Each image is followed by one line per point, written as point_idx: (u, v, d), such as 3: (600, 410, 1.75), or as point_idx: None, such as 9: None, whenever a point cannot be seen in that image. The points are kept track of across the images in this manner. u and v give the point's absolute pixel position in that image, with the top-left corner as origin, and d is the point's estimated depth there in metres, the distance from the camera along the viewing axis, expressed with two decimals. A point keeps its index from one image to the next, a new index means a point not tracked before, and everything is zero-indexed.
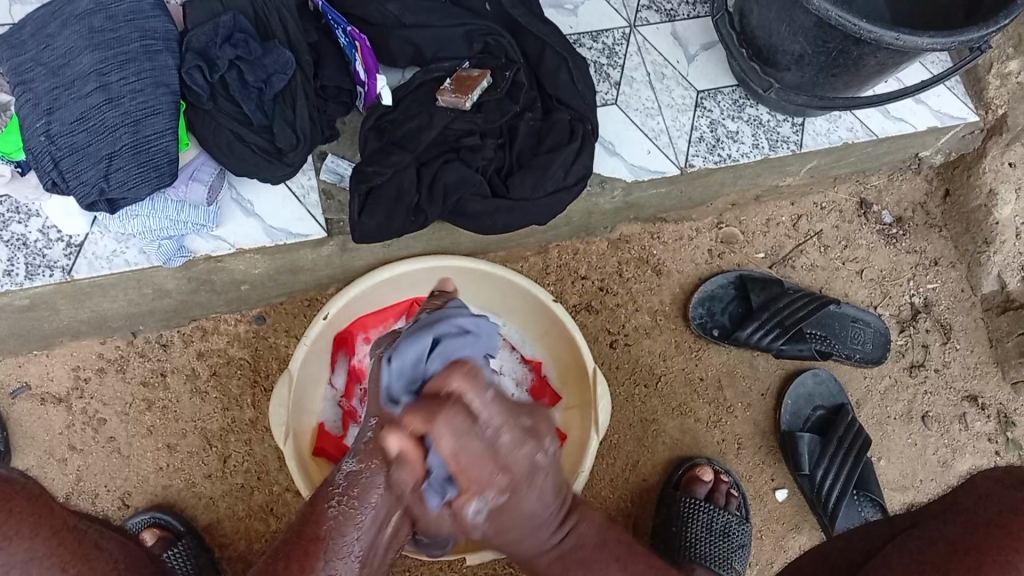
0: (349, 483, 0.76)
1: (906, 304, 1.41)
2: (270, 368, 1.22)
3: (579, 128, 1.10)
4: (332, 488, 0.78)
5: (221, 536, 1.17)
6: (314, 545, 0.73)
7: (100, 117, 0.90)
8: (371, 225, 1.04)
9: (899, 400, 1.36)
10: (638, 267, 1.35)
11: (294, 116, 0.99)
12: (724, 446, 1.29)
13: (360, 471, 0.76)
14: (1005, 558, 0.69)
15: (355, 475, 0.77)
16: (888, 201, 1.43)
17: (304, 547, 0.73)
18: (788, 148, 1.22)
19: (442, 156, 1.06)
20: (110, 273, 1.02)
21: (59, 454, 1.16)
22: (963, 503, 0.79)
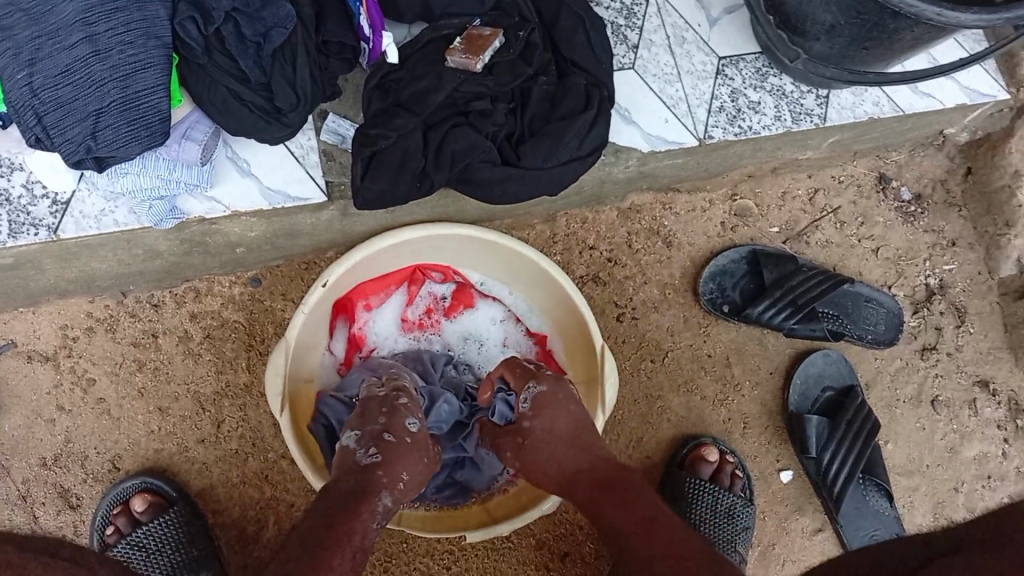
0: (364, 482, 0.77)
1: (921, 284, 1.37)
2: (266, 332, 1.18)
3: (595, 94, 1.04)
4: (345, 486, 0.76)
5: (215, 502, 1.14)
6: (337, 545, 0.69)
7: (86, 69, 0.84)
8: (374, 190, 0.99)
9: (909, 383, 1.33)
10: (648, 238, 1.31)
11: (294, 73, 0.93)
12: (730, 425, 1.26)
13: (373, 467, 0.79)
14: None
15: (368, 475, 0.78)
16: (908, 177, 1.38)
17: (328, 545, 0.68)
18: (811, 122, 1.16)
19: (450, 120, 1.00)
20: (98, 234, 0.97)
21: (47, 415, 1.13)
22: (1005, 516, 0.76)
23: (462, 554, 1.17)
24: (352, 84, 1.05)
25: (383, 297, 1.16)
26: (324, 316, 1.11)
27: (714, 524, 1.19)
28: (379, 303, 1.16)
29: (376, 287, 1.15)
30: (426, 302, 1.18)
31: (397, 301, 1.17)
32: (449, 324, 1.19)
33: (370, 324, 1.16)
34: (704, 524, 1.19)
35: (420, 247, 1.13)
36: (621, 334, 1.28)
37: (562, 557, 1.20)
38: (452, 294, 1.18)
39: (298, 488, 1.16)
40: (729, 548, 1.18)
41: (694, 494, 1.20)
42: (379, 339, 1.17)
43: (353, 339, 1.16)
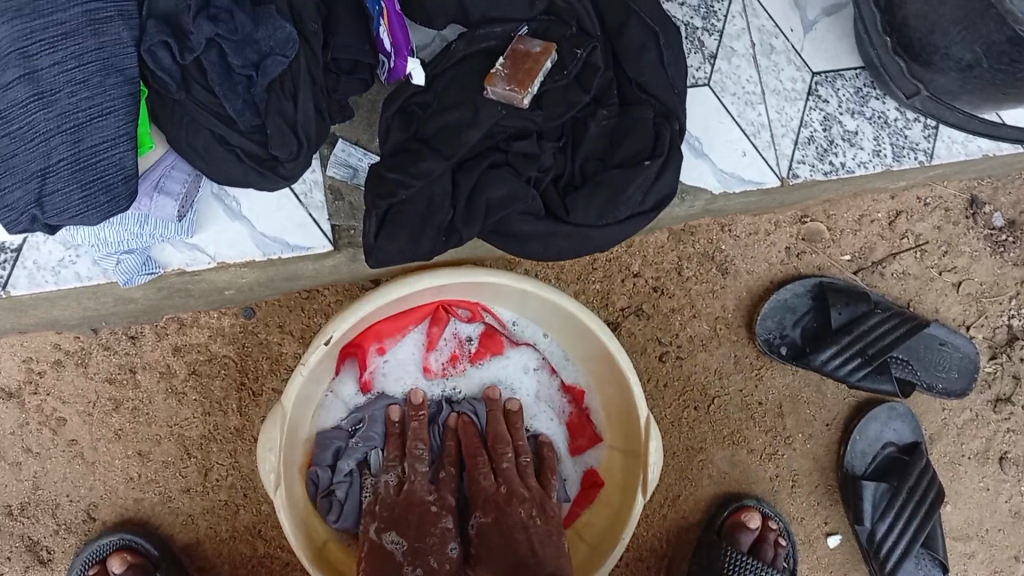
0: None
1: (1003, 325, 1.21)
2: (260, 368, 1.03)
3: (666, 131, 0.84)
4: None
5: (202, 559, 1.03)
6: None
7: (26, 117, 0.64)
8: (391, 250, 0.81)
9: (976, 437, 1.20)
10: (701, 264, 1.14)
11: (295, 111, 0.73)
12: (777, 483, 1.14)
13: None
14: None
15: None
16: (1002, 200, 1.20)
17: None
18: (914, 159, 0.97)
19: (488, 158, 0.82)
20: (56, 290, 0.80)
21: (12, 458, 1.00)
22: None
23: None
24: (366, 101, 0.86)
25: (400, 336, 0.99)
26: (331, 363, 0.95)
27: None
28: (395, 344, 0.99)
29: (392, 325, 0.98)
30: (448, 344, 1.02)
31: (416, 340, 1.01)
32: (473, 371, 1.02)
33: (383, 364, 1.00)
34: None
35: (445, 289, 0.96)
36: (663, 377, 1.13)
37: None
38: (479, 337, 1.02)
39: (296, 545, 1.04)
40: None
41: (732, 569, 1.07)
42: (391, 384, 1.00)
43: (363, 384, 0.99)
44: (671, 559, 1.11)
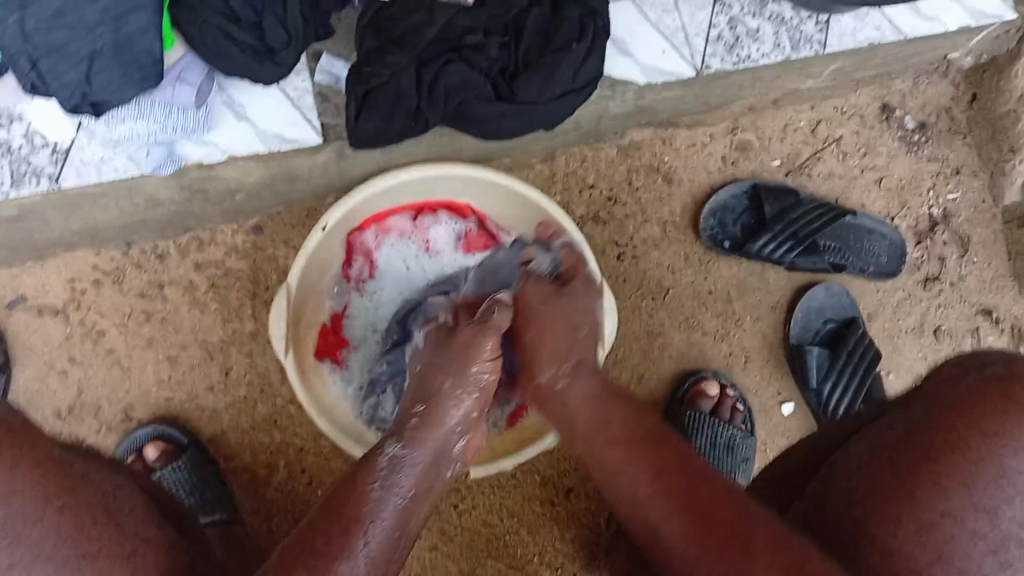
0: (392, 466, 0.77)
1: (925, 215, 1.36)
2: (270, 280, 1.18)
3: (590, 26, 1.02)
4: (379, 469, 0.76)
5: (226, 448, 1.17)
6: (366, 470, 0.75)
7: (78, 13, 0.82)
8: (369, 129, 1.00)
9: (911, 313, 1.35)
10: (649, 175, 1.29)
11: (285, 11, 0.91)
12: (732, 360, 1.30)
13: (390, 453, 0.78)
14: (957, 436, 0.70)
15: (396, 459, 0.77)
16: (911, 105, 1.36)
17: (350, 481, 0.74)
18: (811, 49, 1.15)
19: (443, 56, 0.99)
20: (99, 182, 0.98)
21: (59, 367, 1.15)
22: (922, 388, 0.77)
23: (455, 519, 1.19)
24: (344, 23, 1.03)
25: (393, 218, 1.17)
26: (340, 238, 1.12)
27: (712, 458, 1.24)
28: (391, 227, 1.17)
29: (390, 213, 1.16)
30: (433, 229, 1.19)
31: (405, 223, 1.18)
32: (459, 256, 1.19)
33: (376, 249, 1.17)
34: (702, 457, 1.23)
35: (429, 183, 1.13)
36: (622, 273, 1.28)
37: (567, 492, 1.23)
38: (465, 235, 1.19)
39: (305, 431, 1.18)
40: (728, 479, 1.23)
41: (693, 428, 1.24)
42: (389, 259, 1.18)
43: (368, 267, 1.17)
44: None
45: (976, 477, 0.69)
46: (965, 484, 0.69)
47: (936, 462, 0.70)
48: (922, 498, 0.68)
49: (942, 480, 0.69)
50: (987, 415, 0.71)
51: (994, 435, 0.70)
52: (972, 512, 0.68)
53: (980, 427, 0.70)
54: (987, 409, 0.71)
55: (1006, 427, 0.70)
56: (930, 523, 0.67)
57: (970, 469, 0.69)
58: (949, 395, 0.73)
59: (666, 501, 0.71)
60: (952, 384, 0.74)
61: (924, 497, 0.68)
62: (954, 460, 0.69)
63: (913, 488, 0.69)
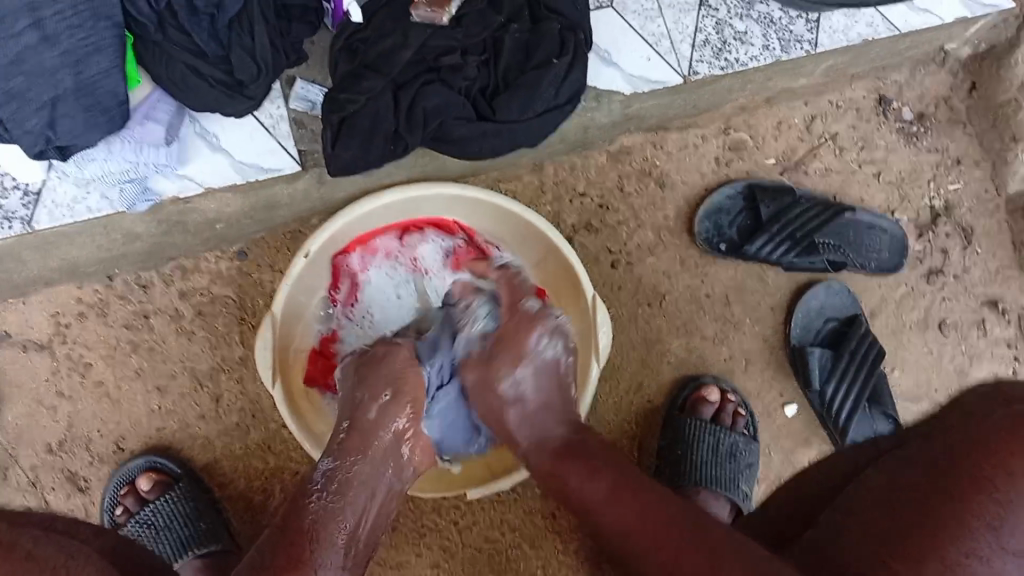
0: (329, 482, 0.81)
1: (926, 207, 1.33)
2: (257, 304, 1.16)
3: (570, 39, 0.99)
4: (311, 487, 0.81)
5: (220, 476, 1.16)
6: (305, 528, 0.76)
7: (36, 58, 0.79)
8: (346, 157, 0.97)
9: (915, 308, 1.32)
10: (640, 180, 1.25)
11: (253, 42, 0.88)
12: (732, 364, 1.28)
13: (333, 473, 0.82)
14: (983, 475, 0.65)
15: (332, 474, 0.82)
16: (908, 96, 1.32)
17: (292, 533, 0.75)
18: (801, 49, 1.15)
19: (421, 77, 0.96)
20: (73, 223, 0.97)
21: (48, 402, 1.13)
22: (947, 424, 0.73)
23: (456, 536, 1.18)
24: (318, 46, 1.02)
25: (378, 239, 1.14)
26: (324, 263, 1.10)
27: (715, 463, 1.22)
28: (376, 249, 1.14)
29: (375, 234, 1.13)
30: (419, 248, 1.16)
31: (391, 244, 1.15)
32: None
33: (361, 272, 1.14)
34: (705, 464, 1.21)
35: (414, 202, 1.11)
36: (617, 281, 1.25)
37: None
38: (453, 253, 1.17)
39: (300, 455, 1.17)
40: (731, 486, 1.21)
41: (695, 436, 1.22)
42: (377, 281, 1.15)
43: (353, 290, 1.14)
44: (641, 439, 1.25)
45: (1004, 519, 0.63)
46: (993, 526, 0.62)
47: (959, 500, 0.64)
48: (944, 537, 0.63)
49: (967, 520, 0.63)
50: (1017, 454, 0.65)
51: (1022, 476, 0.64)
52: (1000, 556, 0.62)
53: (1009, 466, 0.64)
54: (1016, 446, 0.65)
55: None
56: (955, 564, 0.61)
57: (997, 508, 0.63)
58: (975, 430, 0.69)
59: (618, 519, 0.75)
60: (977, 420, 0.70)
61: (948, 535, 0.63)
62: (980, 499, 0.64)
63: (934, 525, 0.64)
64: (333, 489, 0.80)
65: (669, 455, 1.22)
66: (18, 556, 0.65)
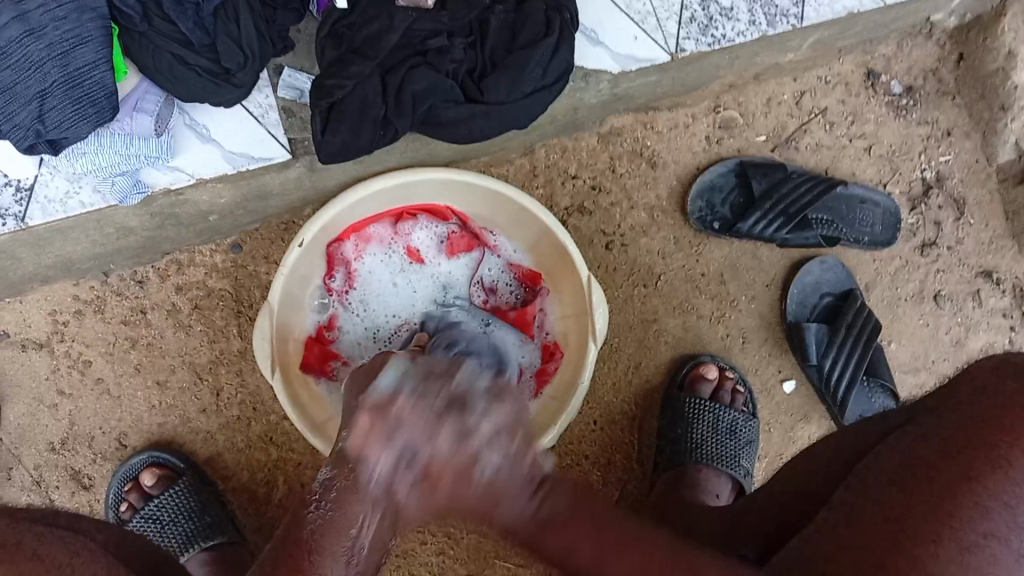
0: (324, 487, 0.67)
1: (917, 179, 1.33)
2: (254, 296, 1.16)
3: (555, 19, 0.98)
4: (308, 493, 0.68)
5: (223, 469, 1.17)
6: (291, 553, 0.62)
7: (23, 51, 0.80)
8: (336, 143, 0.97)
9: (910, 281, 1.32)
10: (632, 161, 1.25)
11: (239, 31, 0.89)
12: (728, 342, 1.28)
13: (332, 475, 0.68)
14: (997, 453, 0.64)
15: (331, 478, 0.68)
16: (897, 69, 1.32)
17: (280, 562, 0.62)
18: (787, 23, 1.15)
19: (407, 61, 0.96)
20: (67, 217, 0.99)
21: (49, 401, 1.14)
22: (953, 398, 0.72)
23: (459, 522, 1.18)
24: (304, 35, 1.02)
25: (373, 227, 1.14)
26: (319, 251, 1.10)
27: (716, 440, 1.22)
28: (371, 235, 1.15)
29: (370, 221, 1.14)
30: (413, 235, 1.17)
31: (385, 230, 1.15)
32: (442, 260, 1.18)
33: (357, 260, 1.15)
34: (706, 441, 1.21)
35: (407, 189, 1.10)
36: (611, 263, 1.25)
37: None
38: (448, 237, 1.17)
39: (301, 447, 1.17)
40: (733, 461, 1.21)
41: (694, 414, 1.22)
42: (374, 267, 1.16)
43: (349, 278, 1.16)
44: (641, 419, 1.26)
45: (1017, 497, 0.62)
46: (1007, 504, 0.62)
47: (976, 480, 0.63)
48: (960, 517, 0.61)
49: (983, 499, 0.62)
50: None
51: None
52: (1014, 533, 0.61)
53: (1022, 444, 0.64)
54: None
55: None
56: (971, 545, 0.60)
57: (1012, 488, 0.62)
58: (987, 407, 0.68)
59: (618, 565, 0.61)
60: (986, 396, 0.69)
61: (964, 515, 0.61)
62: (995, 478, 0.63)
63: (948, 505, 0.62)
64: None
65: (670, 434, 1.23)
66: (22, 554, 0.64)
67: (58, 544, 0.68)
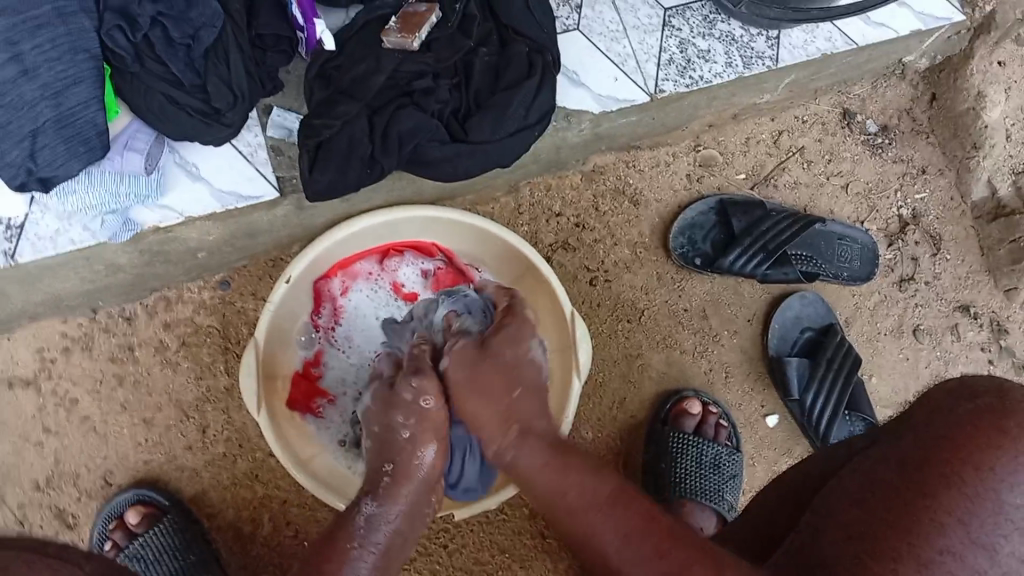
0: (365, 528, 0.85)
1: (894, 216, 1.36)
2: (241, 333, 1.17)
3: (538, 60, 1.02)
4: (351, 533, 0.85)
5: (208, 507, 1.16)
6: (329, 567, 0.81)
7: (16, 91, 0.81)
8: (323, 182, 0.99)
9: (889, 315, 1.35)
10: (615, 199, 1.27)
11: (229, 71, 0.91)
12: (712, 376, 1.30)
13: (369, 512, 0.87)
14: (949, 471, 0.65)
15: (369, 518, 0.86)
16: (871, 109, 1.36)
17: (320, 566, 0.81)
18: (763, 65, 1.19)
19: (394, 101, 0.98)
20: (56, 254, 1.00)
21: (34, 438, 1.14)
22: (913, 422, 0.72)
23: (446, 559, 1.18)
24: (293, 76, 1.05)
25: (360, 263, 1.16)
26: (306, 288, 1.12)
27: (700, 475, 1.23)
28: (358, 272, 1.17)
29: (357, 258, 1.15)
30: (400, 271, 1.18)
31: (372, 267, 1.17)
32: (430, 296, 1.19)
33: (344, 296, 1.17)
34: (689, 476, 1.23)
35: (393, 226, 1.12)
36: (595, 298, 1.27)
37: None
38: (435, 274, 1.19)
39: (287, 483, 1.17)
40: (716, 496, 1.22)
41: (679, 449, 1.23)
42: (361, 304, 1.18)
43: (336, 314, 1.17)
44: (627, 455, 1.27)
45: (971, 513, 0.62)
46: (961, 521, 0.62)
47: (929, 496, 0.64)
48: (917, 534, 0.62)
49: (939, 516, 0.63)
50: (983, 447, 0.65)
51: (989, 469, 0.64)
52: (969, 549, 0.61)
53: (975, 462, 0.64)
54: (983, 441, 0.65)
55: (1004, 459, 0.64)
56: (927, 562, 0.60)
57: (964, 503, 0.63)
58: (942, 428, 0.69)
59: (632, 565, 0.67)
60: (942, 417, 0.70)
61: (920, 533, 0.62)
62: (949, 495, 0.63)
63: (905, 524, 0.63)
64: (366, 530, 0.85)
65: (654, 468, 1.24)
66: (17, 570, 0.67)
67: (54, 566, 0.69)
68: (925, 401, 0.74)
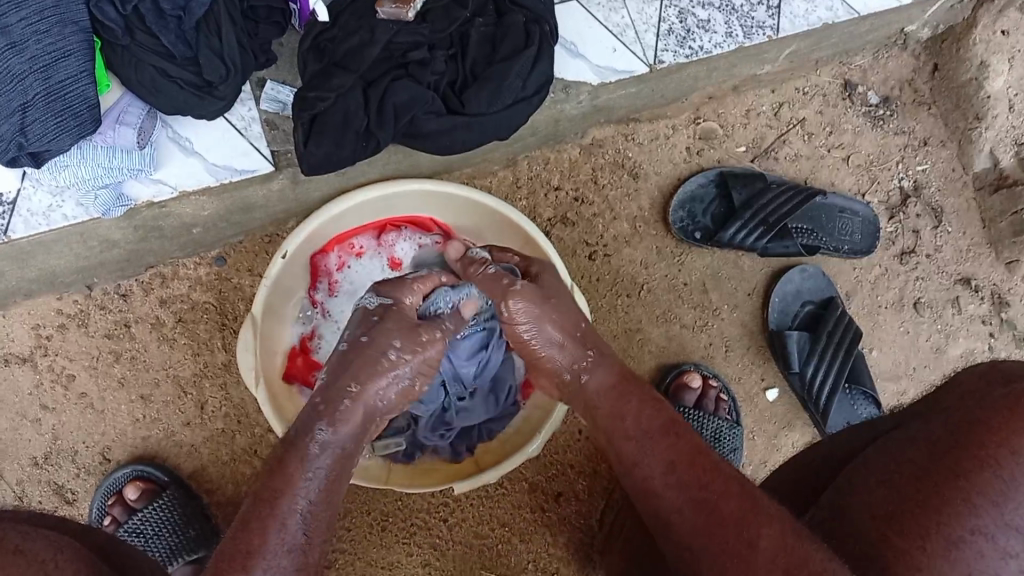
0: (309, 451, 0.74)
1: (895, 188, 1.35)
2: (238, 309, 1.16)
3: (535, 31, 1.00)
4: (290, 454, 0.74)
5: (208, 482, 1.16)
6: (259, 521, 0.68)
7: (5, 63, 0.81)
8: (319, 155, 0.97)
9: (890, 289, 1.34)
10: (614, 172, 1.26)
11: (221, 43, 0.90)
12: (711, 350, 1.29)
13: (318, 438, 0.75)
14: (986, 452, 0.64)
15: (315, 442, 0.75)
16: (874, 80, 1.34)
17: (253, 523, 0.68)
18: (763, 35, 1.17)
19: (389, 73, 0.97)
20: (49, 230, 1.00)
21: (32, 416, 1.13)
22: (941, 401, 0.73)
23: (445, 534, 1.18)
24: (287, 48, 1.03)
25: (356, 239, 1.15)
26: (303, 264, 1.11)
27: None
28: (356, 249, 1.16)
29: (353, 233, 1.15)
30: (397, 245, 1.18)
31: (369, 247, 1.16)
32: None
33: (340, 271, 1.16)
34: None
35: (389, 200, 1.11)
36: (595, 273, 1.26)
37: (556, 496, 1.21)
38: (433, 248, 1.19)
39: None
40: None
41: None
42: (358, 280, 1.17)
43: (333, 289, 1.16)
44: None
45: (1005, 495, 0.62)
46: (994, 501, 0.62)
47: (962, 477, 0.63)
48: (948, 513, 0.62)
49: (972, 497, 0.62)
50: (1018, 432, 0.64)
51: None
52: (1001, 530, 0.61)
53: (1012, 445, 0.64)
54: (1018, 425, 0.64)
55: None
56: (958, 540, 0.61)
57: (1002, 484, 0.62)
58: (975, 410, 0.68)
59: (677, 493, 0.71)
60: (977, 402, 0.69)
61: (952, 512, 0.62)
62: (982, 475, 0.63)
63: (936, 501, 0.63)
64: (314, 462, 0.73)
65: None
66: (5, 549, 0.66)
67: (47, 543, 0.69)
68: (952, 388, 0.74)
